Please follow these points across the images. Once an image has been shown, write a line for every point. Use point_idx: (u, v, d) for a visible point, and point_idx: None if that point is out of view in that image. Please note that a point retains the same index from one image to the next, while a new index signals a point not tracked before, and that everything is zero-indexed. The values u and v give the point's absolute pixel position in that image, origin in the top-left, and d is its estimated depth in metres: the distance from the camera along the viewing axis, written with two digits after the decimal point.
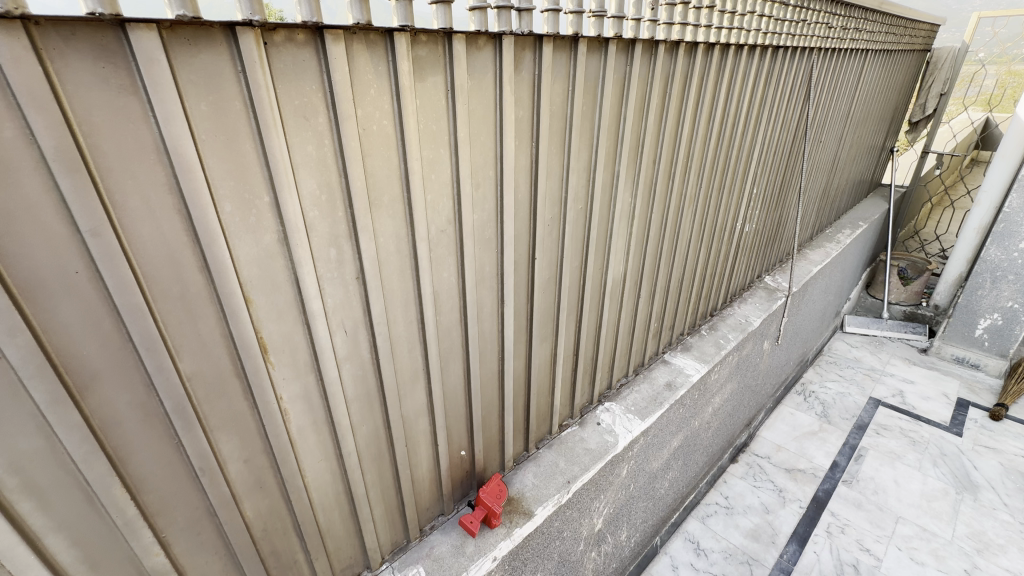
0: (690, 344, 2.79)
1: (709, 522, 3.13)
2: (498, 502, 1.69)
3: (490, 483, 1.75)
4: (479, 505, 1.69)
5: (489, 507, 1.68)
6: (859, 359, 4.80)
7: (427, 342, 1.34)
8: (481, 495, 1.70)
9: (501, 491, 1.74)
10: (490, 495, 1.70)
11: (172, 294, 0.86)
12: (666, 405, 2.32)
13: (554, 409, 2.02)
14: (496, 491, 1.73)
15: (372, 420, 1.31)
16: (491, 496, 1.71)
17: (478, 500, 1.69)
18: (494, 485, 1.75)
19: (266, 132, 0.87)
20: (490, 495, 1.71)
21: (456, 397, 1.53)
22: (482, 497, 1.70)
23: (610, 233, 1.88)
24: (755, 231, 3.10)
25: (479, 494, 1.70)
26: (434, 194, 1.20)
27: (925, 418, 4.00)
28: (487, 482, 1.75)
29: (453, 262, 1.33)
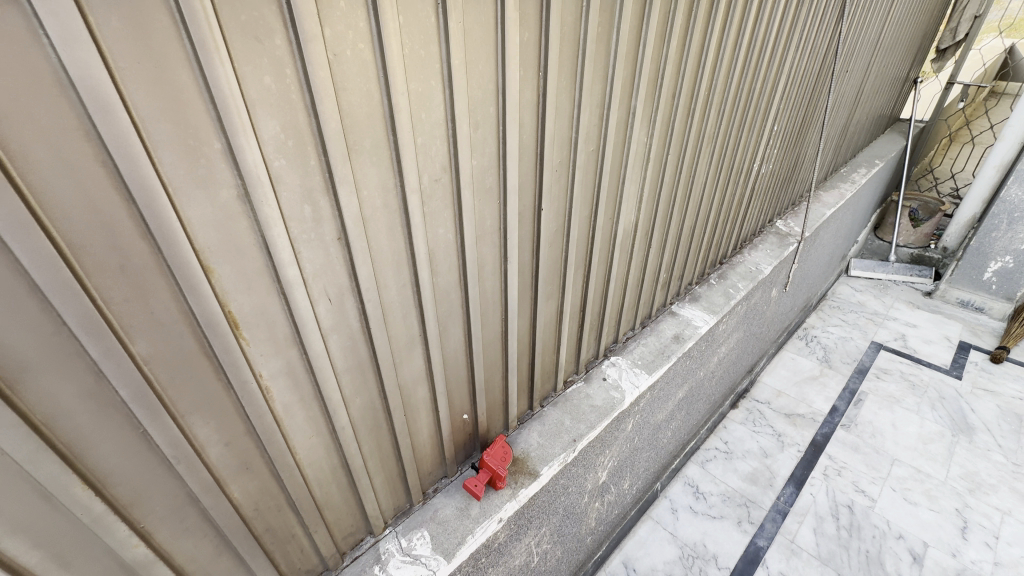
0: (699, 294, 2.68)
1: (708, 467, 3.17)
2: (504, 465, 1.64)
3: (494, 445, 1.69)
4: (483, 467, 1.64)
5: (494, 470, 1.63)
6: (862, 303, 4.73)
7: (423, 307, 1.20)
8: (485, 458, 1.64)
9: (507, 453, 1.68)
10: (494, 458, 1.64)
11: (112, 268, 0.71)
12: (673, 358, 2.24)
13: (559, 367, 1.93)
14: (501, 454, 1.67)
15: (366, 392, 1.21)
16: (496, 459, 1.65)
17: (482, 463, 1.63)
18: (498, 447, 1.69)
19: (209, 58, 0.68)
20: (495, 458, 1.65)
21: (456, 362, 1.43)
22: (486, 460, 1.63)
23: (622, 178, 1.70)
24: (772, 172, 2.90)
25: (483, 457, 1.64)
26: (425, 137, 1.01)
27: (926, 361, 3.99)
28: (490, 445, 1.69)
29: (450, 215, 1.17)
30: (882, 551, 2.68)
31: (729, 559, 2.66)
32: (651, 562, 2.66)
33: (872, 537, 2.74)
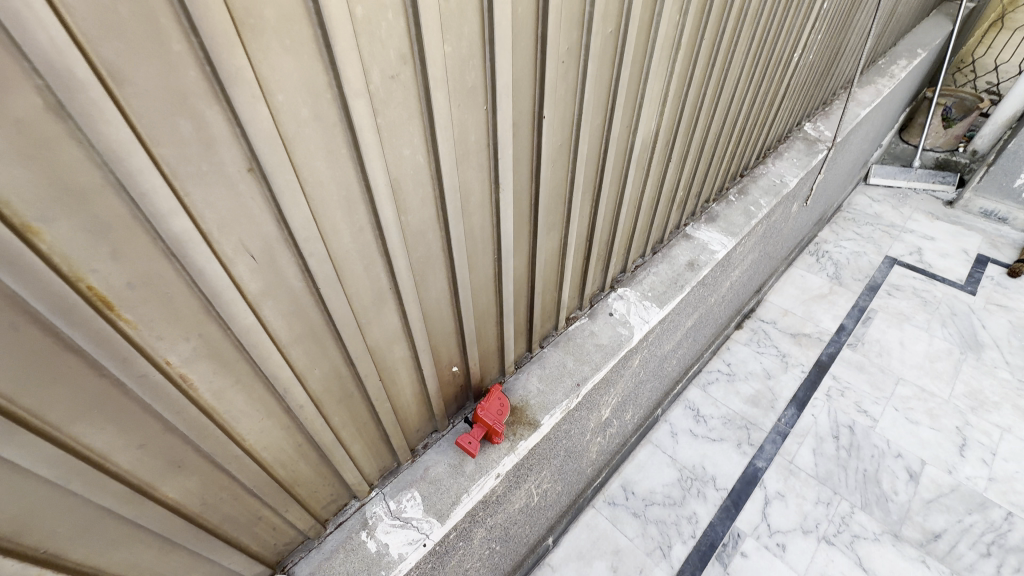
0: (716, 213, 2.37)
1: (709, 389, 3.10)
2: (501, 420, 1.47)
3: (489, 397, 1.50)
4: (477, 423, 1.47)
5: (490, 426, 1.46)
6: (879, 215, 4.43)
7: (391, 255, 0.92)
8: (479, 413, 1.46)
9: (504, 406, 1.50)
10: (490, 413, 1.47)
11: None
12: (687, 289, 2.01)
13: (562, 305, 1.70)
14: (497, 408, 1.49)
15: (327, 361, 0.97)
16: (492, 413, 1.48)
17: (476, 419, 1.46)
18: (493, 400, 1.51)
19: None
20: (490, 413, 1.47)
21: (439, 315, 1.18)
22: (481, 416, 1.46)
23: (645, 72, 1.33)
24: (811, 63, 2.46)
25: (477, 413, 1.46)
26: (370, 8, 0.66)
27: (940, 276, 3.81)
28: (485, 397, 1.50)
29: (418, 130, 0.84)
30: (880, 470, 2.69)
31: (728, 481, 2.67)
32: (650, 485, 2.66)
33: (871, 456, 2.74)
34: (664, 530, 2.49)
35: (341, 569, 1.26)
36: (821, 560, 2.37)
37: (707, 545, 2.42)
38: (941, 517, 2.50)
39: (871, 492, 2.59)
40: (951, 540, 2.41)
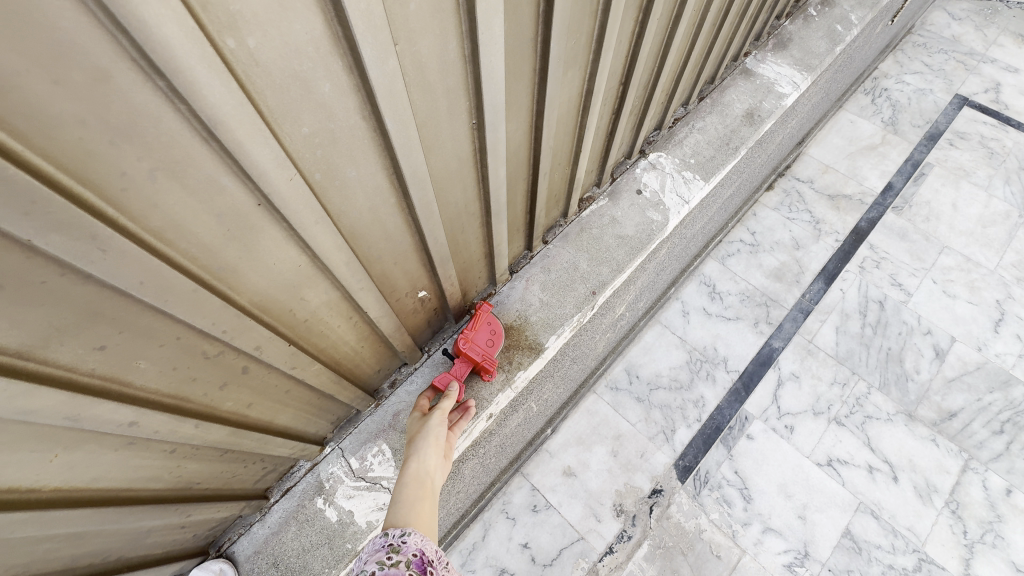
0: (789, 36, 1.69)
1: (729, 263, 2.73)
2: (492, 353, 1.09)
3: (475, 322, 1.08)
4: (459, 357, 1.07)
5: (478, 360, 1.07)
6: (957, 39, 3.56)
7: (227, 140, 0.41)
8: (462, 345, 1.06)
9: (495, 333, 1.10)
10: (477, 344, 1.07)
11: None
12: (742, 152, 1.46)
13: (576, 183, 1.18)
14: (487, 336, 1.09)
15: (161, 347, 0.52)
16: (479, 344, 1.08)
17: (458, 353, 1.05)
18: (480, 325, 1.09)
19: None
20: (478, 342, 1.07)
21: (380, 231, 0.69)
22: (465, 348, 1.05)
23: None
24: None
25: (460, 344, 1.05)
26: None
27: (1015, 121, 3.18)
28: (469, 321, 1.08)
29: None
30: (904, 349, 2.48)
31: (740, 363, 2.46)
32: (656, 368, 2.46)
33: (898, 335, 2.51)
34: (668, 415, 2.35)
35: (294, 545, 0.98)
36: (828, 440, 2.28)
37: (711, 429, 2.31)
38: (961, 396, 2.36)
39: (892, 372, 2.42)
40: (966, 419, 2.31)
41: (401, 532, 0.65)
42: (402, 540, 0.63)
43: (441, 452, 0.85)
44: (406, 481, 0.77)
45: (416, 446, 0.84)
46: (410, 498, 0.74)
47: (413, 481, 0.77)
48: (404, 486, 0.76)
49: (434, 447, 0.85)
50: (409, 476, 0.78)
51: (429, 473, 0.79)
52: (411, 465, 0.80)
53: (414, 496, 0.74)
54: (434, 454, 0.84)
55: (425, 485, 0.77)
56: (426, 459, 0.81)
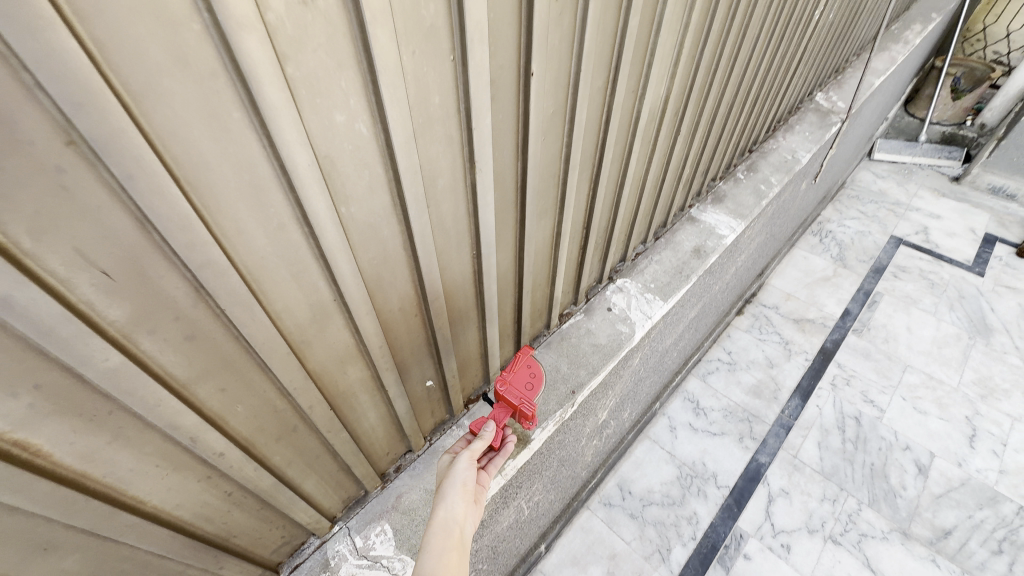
0: (724, 193, 2.16)
1: (709, 380, 2.94)
2: (529, 396, 1.14)
3: (513, 365, 1.18)
4: (500, 402, 1.16)
5: (516, 403, 1.14)
6: (884, 192, 4.25)
7: (330, 259, 0.69)
8: (501, 389, 1.16)
9: (534, 378, 1.17)
10: (515, 388, 1.15)
11: None
12: (693, 279, 1.79)
13: (555, 301, 1.48)
14: (525, 379, 1.17)
15: (253, 395, 0.75)
16: (518, 389, 1.16)
17: (497, 396, 1.15)
18: (520, 368, 1.18)
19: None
20: (515, 387, 1.15)
21: (405, 328, 0.96)
22: (503, 392, 1.15)
23: (656, 22, 1.09)
24: (831, 25, 2.24)
25: (496, 387, 1.16)
26: None
27: (947, 257, 3.66)
28: (508, 365, 1.19)
29: (356, 88, 0.60)
30: (888, 464, 2.56)
31: (730, 478, 2.52)
32: (647, 484, 2.51)
33: (878, 450, 2.61)
34: (663, 532, 2.35)
35: None
36: (827, 561, 2.25)
37: (707, 548, 2.29)
38: (952, 512, 2.38)
39: (879, 488, 2.47)
40: (962, 537, 2.30)
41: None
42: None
43: (468, 499, 0.85)
44: (435, 529, 0.76)
45: (445, 492, 0.84)
46: (437, 548, 0.73)
47: (442, 529, 0.76)
48: (432, 535, 0.75)
49: (463, 496, 0.84)
50: (437, 523, 0.77)
51: (457, 520, 0.79)
52: (438, 512, 0.79)
53: (443, 547, 0.73)
54: (463, 503, 0.83)
55: (455, 534, 0.76)
56: (455, 508, 0.81)
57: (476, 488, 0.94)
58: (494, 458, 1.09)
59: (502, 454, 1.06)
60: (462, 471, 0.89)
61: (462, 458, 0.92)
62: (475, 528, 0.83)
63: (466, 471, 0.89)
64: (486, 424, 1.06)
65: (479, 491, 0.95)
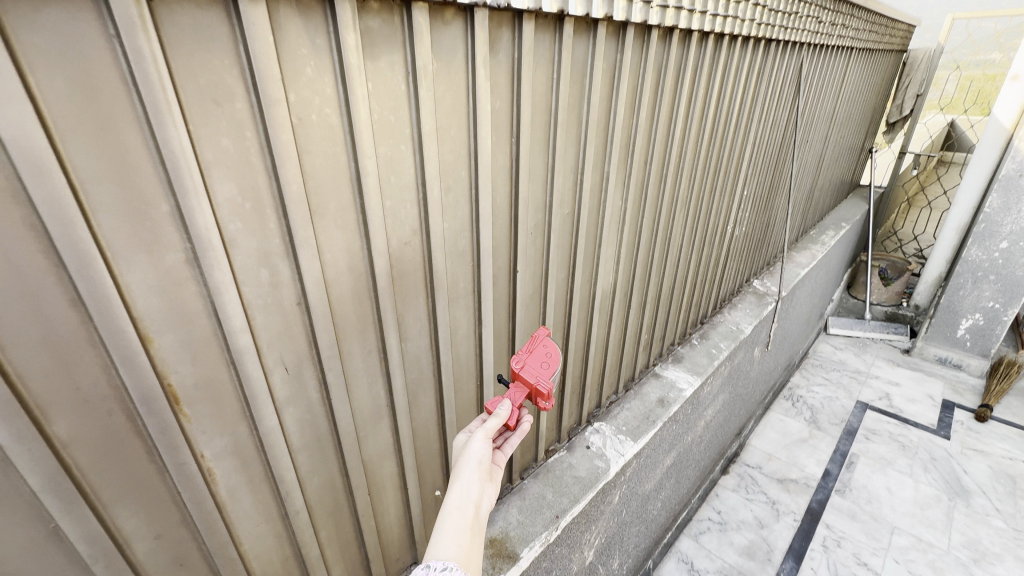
0: (682, 355, 2.65)
1: (702, 540, 2.99)
2: (545, 375, 1.16)
3: (530, 345, 1.20)
4: (516, 381, 1.19)
5: (532, 382, 1.16)
6: (844, 362, 4.76)
7: (391, 374, 1.13)
8: (518, 367, 1.18)
9: (549, 359, 1.19)
10: (530, 367, 1.18)
11: (33, 340, 0.64)
12: (659, 423, 2.14)
13: (541, 434, 1.83)
14: (541, 359, 1.19)
15: (325, 469, 1.10)
16: (532, 368, 1.18)
17: (512, 375, 1.18)
18: (539, 350, 1.21)
19: (150, 90, 0.63)
20: (532, 368, 1.18)
21: (427, 436, 1.33)
22: (520, 371, 1.18)
23: (599, 239, 1.71)
24: (746, 234, 3.03)
25: (513, 366, 1.18)
26: (392, 200, 0.98)
27: (913, 421, 3.96)
28: (525, 345, 1.21)
29: (420, 279, 1.12)
30: None
31: None
32: None
33: None
34: None
35: None
36: None
37: None
38: None
39: None
40: None
41: (444, 565, 0.80)
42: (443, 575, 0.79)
43: (481, 478, 0.98)
44: (451, 507, 0.91)
45: (461, 473, 0.98)
46: (453, 526, 0.88)
47: (457, 510, 0.90)
48: (449, 513, 0.90)
49: (479, 476, 0.98)
50: (454, 504, 0.91)
51: (472, 499, 0.93)
52: (455, 491, 0.94)
53: (457, 524, 0.88)
54: (478, 485, 0.96)
55: (469, 516, 0.90)
56: (470, 490, 0.94)
57: (492, 468, 1.07)
58: (509, 438, 1.18)
59: (517, 433, 1.15)
60: (479, 452, 1.02)
61: (478, 440, 1.04)
62: (489, 505, 0.97)
63: (482, 452, 1.02)
64: (502, 406, 1.12)
65: (494, 470, 1.07)
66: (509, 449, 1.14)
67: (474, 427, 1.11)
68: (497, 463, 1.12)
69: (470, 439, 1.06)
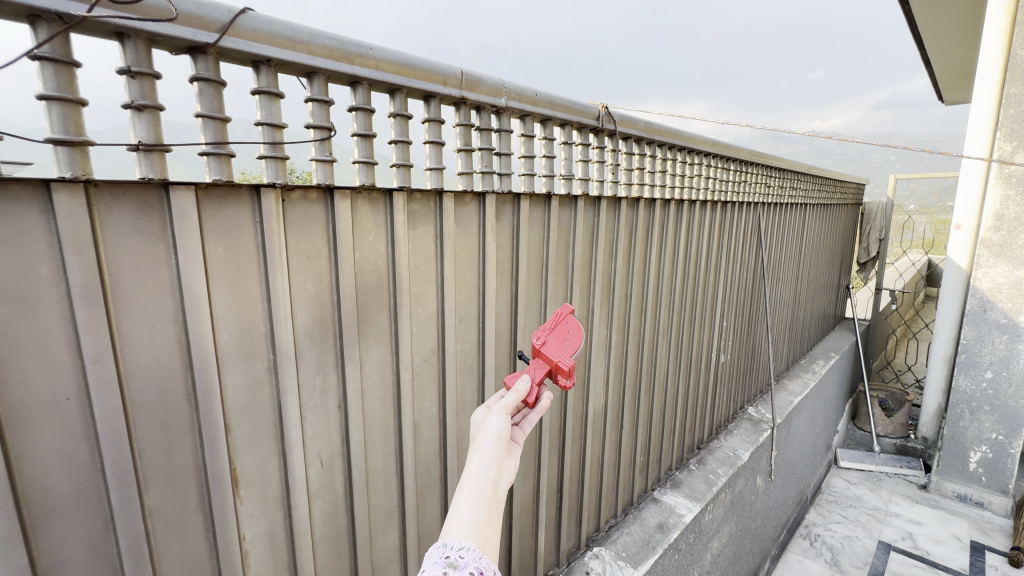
0: (680, 480, 2.70)
1: None
2: (569, 354, 1.12)
3: (554, 324, 1.17)
4: (537, 358, 1.14)
5: (553, 359, 1.11)
6: (859, 497, 4.58)
7: (404, 476, 1.30)
8: (539, 344, 1.14)
9: (572, 339, 1.15)
10: (553, 345, 1.13)
11: (155, 422, 0.88)
12: (659, 549, 2.13)
13: (539, 555, 1.87)
14: (564, 336, 1.15)
15: (338, 567, 1.21)
16: (554, 348, 1.13)
17: (534, 351, 1.13)
18: (561, 327, 1.17)
19: (272, 253, 0.96)
20: (554, 345, 1.14)
21: (432, 543, 1.43)
22: (542, 348, 1.13)
23: (589, 363, 1.96)
24: (732, 361, 3.26)
25: (534, 342, 1.13)
26: (418, 326, 1.27)
27: (942, 565, 3.69)
28: (548, 322, 1.17)
29: (435, 391, 1.35)
30: None
31: None
32: None
33: None
34: None
35: None
36: None
37: None
38: None
39: None
40: None
41: (461, 545, 0.73)
42: (460, 556, 0.72)
43: (500, 455, 0.88)
44: (467, 487, 0.81)
45: (478, 450, 0.87)
46: (469, 507, 0.78)
47: (473, 489, 0.81)
48: (464, 492, 0.80)
49: (497, 452, 0.88)
50: (471, 481, 0.81)
51: (490, 479, 0.84)
52: (472, 469, 0.84)
53: (474, 506, 0.79)
54: (496, 461, 0.87)
55: (486, 496, 0.81)
56: (488, 467, 0.85)
57: (510, 443, 0.96)
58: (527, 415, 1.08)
59: (536, 410, 1.06)
60: (498, 427, 0.91)
61: (496, 414, 0.94)
62: (508, 482, 0.88)
63: (501, 427, 0.92)
64: (521, 380, 1.04)
65: (513, 444, 0.97)
66: (528, 424, 1.04)
67: (491, 400, 1.01)
68: (515, 438, 1.02)
69: (488, 412, 0.95)
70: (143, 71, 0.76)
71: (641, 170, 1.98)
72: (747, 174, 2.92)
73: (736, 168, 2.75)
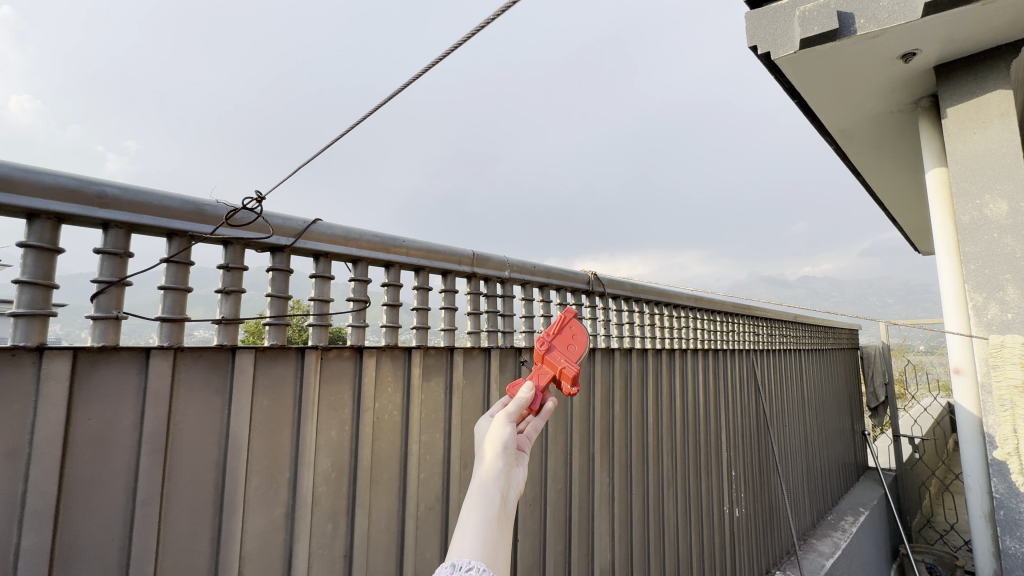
0: None
1: None
2: (574, 362, 1.11)
3: (559, 331, 1.16)
4: (541, 364, 1.13)
5: (558, 366, 1.10)
6: None
7: None
8: (543, 349, 1.13)
9: (577, 348, 1.15)
10: (559, 354, 1.13)
11: (178, 567, 0.94)
12: None
13: None
14: (568, 344, 1.14)
15: None
16: (560, 358, 1.13)
17: (541, 357, 1.12)
18: (565, 332, 1.16)
19: (306, 404, 1.12)
20: (558, 351, 1.13)
21: None
22: (546, 354, 1.13)
23: (592, 513, 1.94)
24: (748, 515, 3.09)
25: (539, 347, 1.13)
26: (426, 472, 1.36)
27: None
28: (552, 330, 1.16)
29: (437, 541, 1.38)
30: None
31: None
32: None
33: None
34: None
35: None
36: None
37: None
38: None
39: None
40: None
41: (469, 565, 0.68)
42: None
43: (507, 461, 0.85)
44: (477, 500, 0.78)
45: (487, 457, 0.85)
46: (482, 522, 0.75)
47: (483, 501, 0.78)
48: (475, 504, 0.77)
49: (505, 462, 0.85)
50: (482, 492, 0.79)
51: (499, 489, 0.81)
52: (481, 479, 0.81)
53: (486, 523, 0.75)
54: (504, 471, 0.83)
55: (496, 508, 0.78)
56: (495, 477, 0.81)
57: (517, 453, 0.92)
58: None
59: (541, 415, 1.00)
60: (505, 435, 0.88)
61: (503, 423, 0.90)
62: (517, 494, 0.84)
63: (507, 436, 0.88)
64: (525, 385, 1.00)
65: (521, 455, 0.93)
66: (534, 431, 0.99)
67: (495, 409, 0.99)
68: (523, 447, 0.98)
69: (493, 422, 0.92)
70: (236, 266, 1.03)
71: (628, 324, 2.22)
72: (735, 324, 3.16)
73: (722, 319, 2.99)
